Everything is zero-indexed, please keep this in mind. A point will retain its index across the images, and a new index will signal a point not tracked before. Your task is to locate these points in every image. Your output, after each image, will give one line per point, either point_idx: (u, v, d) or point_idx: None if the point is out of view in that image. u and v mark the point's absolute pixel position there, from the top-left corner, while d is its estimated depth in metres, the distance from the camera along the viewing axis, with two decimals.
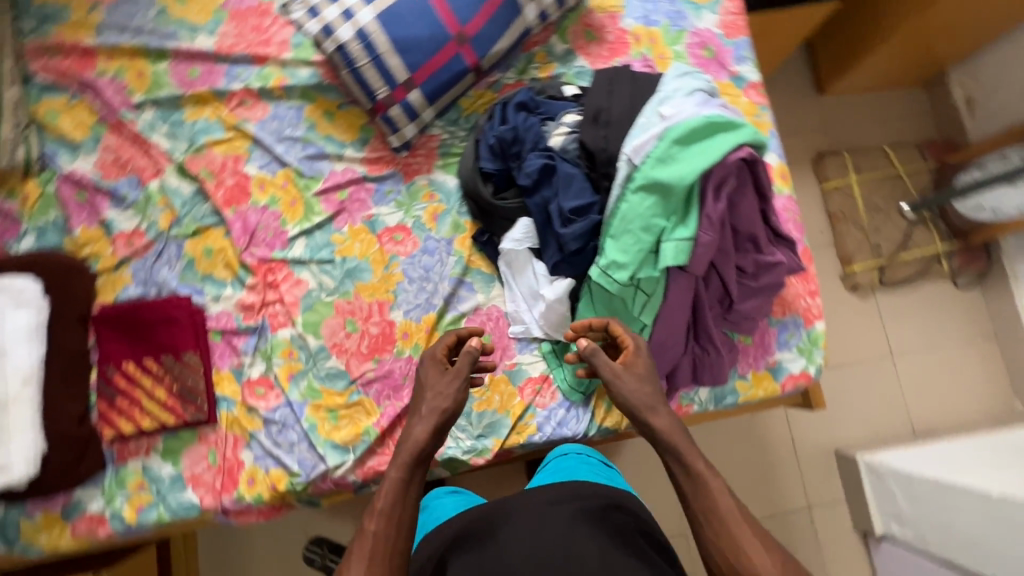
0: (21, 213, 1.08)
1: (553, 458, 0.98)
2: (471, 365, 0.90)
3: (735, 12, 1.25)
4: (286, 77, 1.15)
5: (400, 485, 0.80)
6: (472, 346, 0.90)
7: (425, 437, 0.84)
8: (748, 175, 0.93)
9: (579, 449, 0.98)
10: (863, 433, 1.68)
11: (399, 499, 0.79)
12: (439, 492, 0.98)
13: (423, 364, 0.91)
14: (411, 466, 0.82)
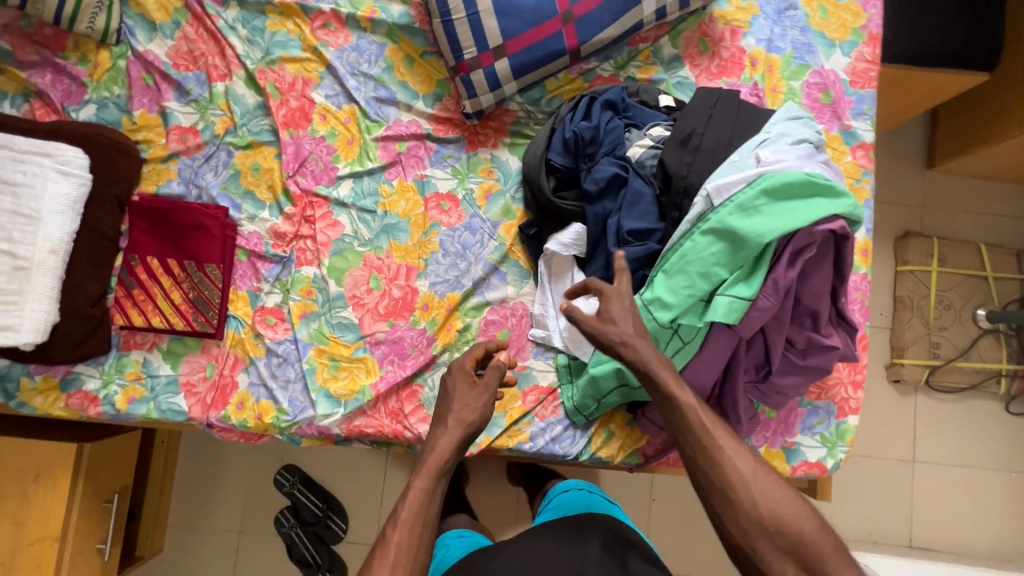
0: (88, 80, 1.07)
1: (556, 499, 1.00)
2: (499, 379, 0.88)
3: (871, 59, 1.11)
4: (377, 10, 1.09)
5: (423, 496, 0.76)
6: (501, 360, 0.88)
7: (450, 449, 0.81)
8: (830, 248, 0.84)
9: (580, 486, 1.00)
10: (856, 529, 1.61)
11: (419, 510, 0.75)
12: (449, 535, 1.00)
13: (451, 374, 0.89)
14: (436, 478, 0.78)
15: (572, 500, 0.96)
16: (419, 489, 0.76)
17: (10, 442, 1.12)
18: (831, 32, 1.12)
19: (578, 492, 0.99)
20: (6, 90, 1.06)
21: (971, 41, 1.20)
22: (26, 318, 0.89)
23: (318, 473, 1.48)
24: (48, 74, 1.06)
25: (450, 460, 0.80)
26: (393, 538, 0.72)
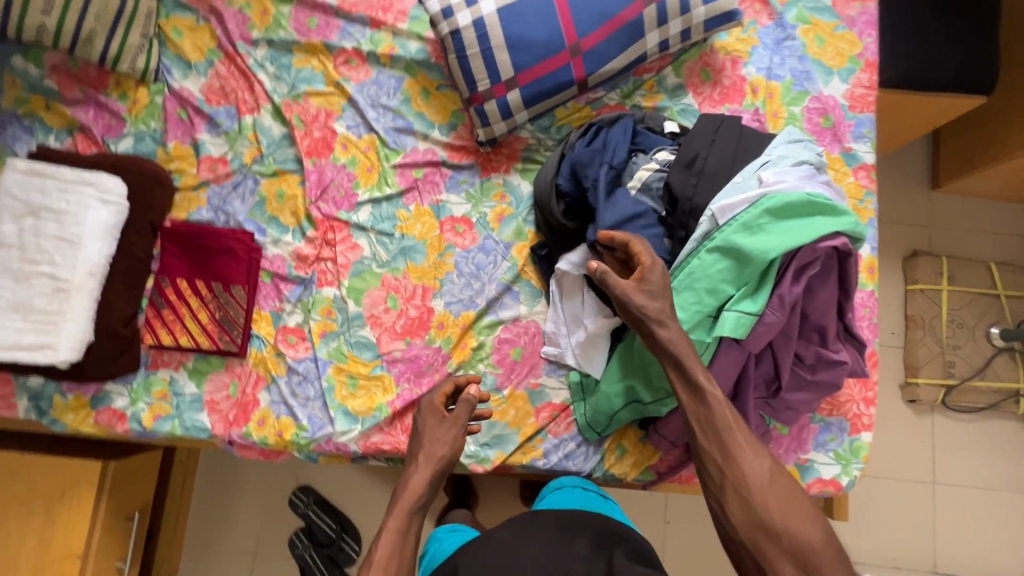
0: (127, 115, 1.14)
1: (548, 493, 0.99)
2: (469, 412, 0.93)
3: (868, 86, 1.16)
4: (395, 47, 1.16)
5: (397, 537, 0.81)
6: (471, 394, 0.92)
7: (422, 487, 0.86)
8: (834, 265, 0.87)
9: (574, 483, 0.99)
10: (878, 554, 1.57)
11: (393, 548, 0.80)
12: (441, 530, 1.02)
13: (421, 411, 0.94)
14: (407, 516, 0.83)
15: (564, 498, 0.95)
16: (392, 529, 0.82)
17: (38, 459, 1.16)
18: (828, 60, 1.17)
19: (571, 489, 0.98)
20: (52, 125, 1.13)
21: (968, 67, 1.24)
22: (64, 337, 0.93)
23: (333, 494, 1.50)
24: (90, 110, 1.14)
25: (424, 496, 0.86)
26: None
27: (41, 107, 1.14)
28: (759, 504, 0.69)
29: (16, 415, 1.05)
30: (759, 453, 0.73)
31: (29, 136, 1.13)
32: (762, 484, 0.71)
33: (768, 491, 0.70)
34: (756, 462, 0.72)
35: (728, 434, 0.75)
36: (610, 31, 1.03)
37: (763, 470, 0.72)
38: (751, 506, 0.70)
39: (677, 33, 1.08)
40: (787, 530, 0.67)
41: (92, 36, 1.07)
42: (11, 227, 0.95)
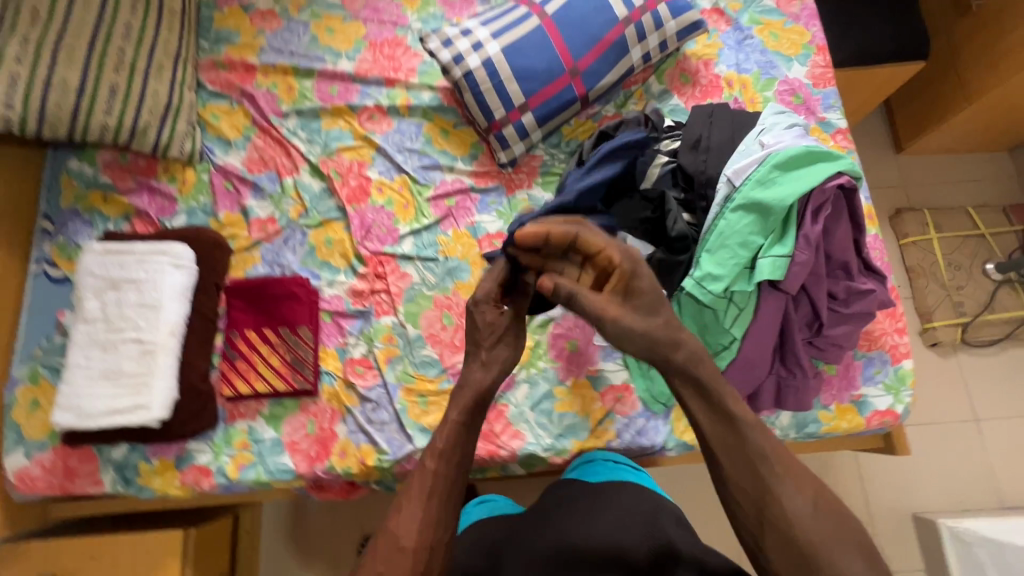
0: (178, 195, 1.25)
1: (580, 465, 1.04)
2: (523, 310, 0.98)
3: (824, 65, 1.33)
4: (410, 98, 1.31)
5: (460, 429, 0.82)
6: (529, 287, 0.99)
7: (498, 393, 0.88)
8: (843, 204, 0.98)
9: (607, 457, 1.04)
10: (944, 500, 1.59)
11: (455, 445, 0.80)
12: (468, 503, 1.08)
13: (479, 307, 0.93)
14: (471, 412, 0.84)
15: (596, 472, 1.00)
16: (454, 422, 0.82)
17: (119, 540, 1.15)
18: (785, 50, 1.34)
19: (604, 463, 1.02)
20: (110, 215, 1.23)
21: (904, 37, 1.42)
22: (155, 396, 0.99)
23: None
24: (144, 196, 1.24)
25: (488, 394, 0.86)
26: (429, 467, 0.79)
27: (98, 201, 1.24)
28: (800, 539, 0.68)
29: (103, 489, 1.08)
30: (801, 489, 0.71)
31: (91, 228, 1.22)
32: (806, 524, 0.69)
33: (811, 526, 0.69)
34: (798, 499, 0.70)
35: (767, 467, 0.72)
36: (600, 52, 1.20)
37: (806, 504, 0.70)
38: (791, 541, 0.69)
39: (656, 45, 1.25)
40: (825, 565, 0.67)
41: (147, 128, 1.18)
42: (95, 303, 1.03)
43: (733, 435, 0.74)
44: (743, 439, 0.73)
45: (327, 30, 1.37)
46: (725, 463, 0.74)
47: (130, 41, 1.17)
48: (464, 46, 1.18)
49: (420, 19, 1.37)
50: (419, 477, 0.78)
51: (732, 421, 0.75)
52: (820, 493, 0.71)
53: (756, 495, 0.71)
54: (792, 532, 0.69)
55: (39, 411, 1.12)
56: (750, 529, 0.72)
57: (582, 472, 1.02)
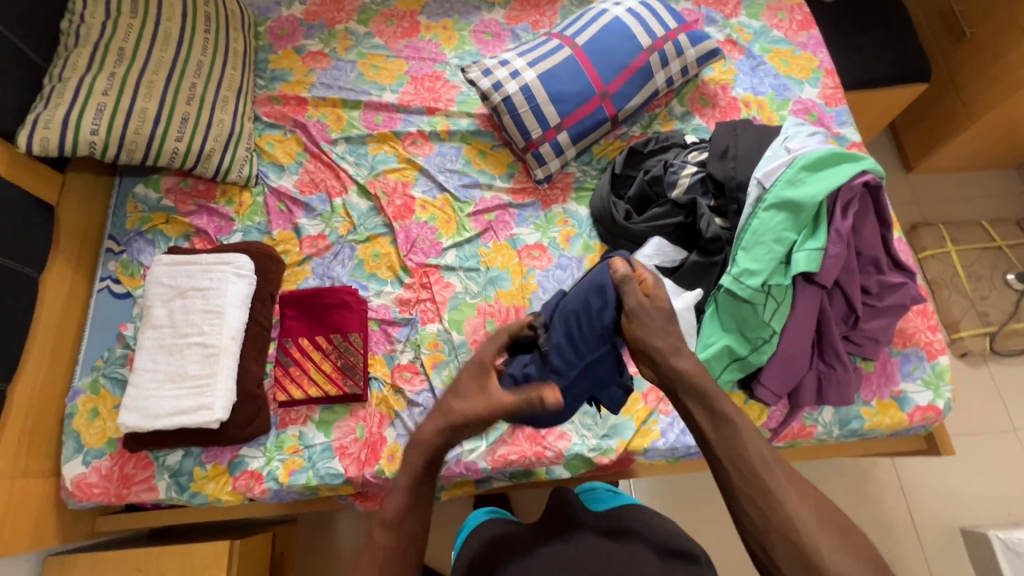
0: (235, 216, 1.33)
1: (585, 491, 0.98)
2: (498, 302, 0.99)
3: (834, 86, 1.42)
4: (450, 124, 1.41)
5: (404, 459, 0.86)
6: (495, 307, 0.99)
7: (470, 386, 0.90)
8: (869, 201, 1.06)
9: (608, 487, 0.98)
10: (992, 516, 1.53)
11: (403, 514, 0.81)
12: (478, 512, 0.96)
13: None
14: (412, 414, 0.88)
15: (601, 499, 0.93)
16: (402, 488, 0.83)
17: (159, 552, 1.12)
18: (796, 74, 1.43)
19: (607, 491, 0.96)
20: (171, 235, 1.31)
21: (906, 61, 1.52)
22: (216, 397, 1.08)
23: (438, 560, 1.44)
24: (204, 216, 1.33)
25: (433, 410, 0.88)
26: (379, 541, 0.79)
27: (161, 221, 1.32)
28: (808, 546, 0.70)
29: (157, 495, 1.11)
30: (802, 496, 0.74)
31: (153, 247, 1.30)
32: (812, 529, 0.71)
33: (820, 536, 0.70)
34: (803, 506, 0.73)
35: (772, 477, 0.74)
36: (628, 77, 1.32)
37: (809, 510, 0.73)
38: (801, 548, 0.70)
39: (678, 71, 1.35)
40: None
41: (212, 153, 1.29)
42: (162, 310, 1.15)
43: (735, 444, 0.77)
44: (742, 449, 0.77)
45: (372, 67, 1.47)
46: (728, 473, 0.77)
47: (201, 77, 1.31)
48: (503, 75, 1.30)
49: (457, 56, 1.49)
50: (370, 551, 0.79)
51: (731, 424, 0.78)
52: (821, 503, 0.74)
53: (762, 503, 0.73)
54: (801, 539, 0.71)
55: (98, 419, 1.15)
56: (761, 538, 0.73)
57: (588, 494, 0.96)
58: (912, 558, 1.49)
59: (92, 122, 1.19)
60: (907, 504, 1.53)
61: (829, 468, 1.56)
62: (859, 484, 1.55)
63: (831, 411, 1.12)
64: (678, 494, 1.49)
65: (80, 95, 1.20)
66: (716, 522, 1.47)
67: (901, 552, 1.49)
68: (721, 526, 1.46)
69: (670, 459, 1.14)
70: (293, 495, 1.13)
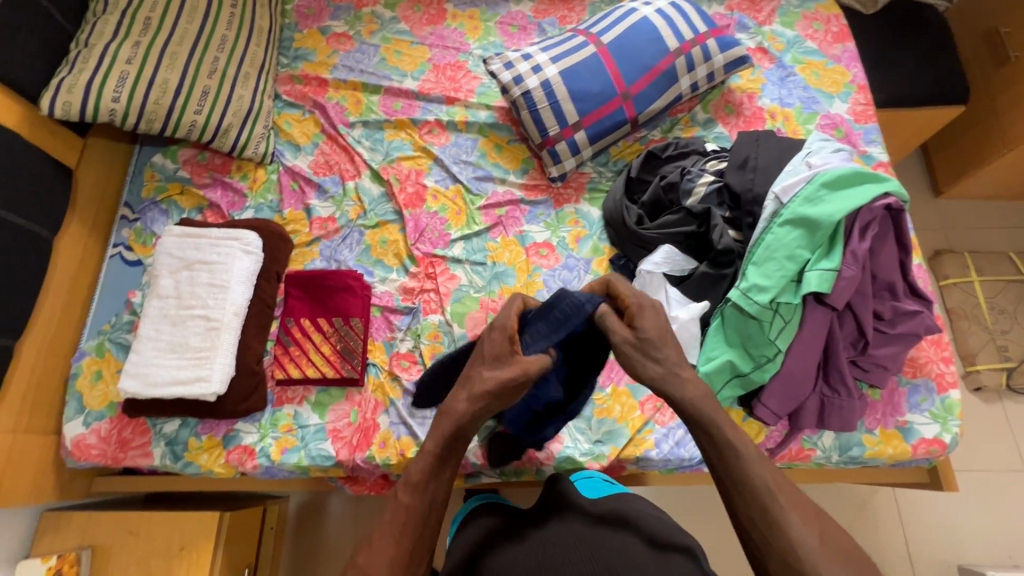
0: (248, 192, 1.34)
1: (579, 479, 1.03)
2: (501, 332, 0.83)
3: (865, 103, 1.37)
4: (468, 116, 1.40)
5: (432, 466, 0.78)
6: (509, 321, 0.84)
7: None
8: (890, 224, 1.03)
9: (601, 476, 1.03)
10: (993, 556, 1.48)
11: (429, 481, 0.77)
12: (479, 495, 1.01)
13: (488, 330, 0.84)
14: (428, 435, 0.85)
15: (594, 488, 0.99)
16: (430, 454, 0.78)
17: (152, 518, 1.14)
18: (827, 88, 1.39)
19: (598, 480, 1.01)
20: (184, 206, 1.33)
21: (943, 82, 1.47)
22: (215, 370, 1.09)
23: None
24: (218, 191, 1.34)
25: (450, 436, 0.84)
26: (403, 501, 0.76)
27: (176, 192, 1.33)
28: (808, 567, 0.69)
29: (152, 462, 1.12)
30: (805, 521, 0.72)
31: (166, 217, 1.31)
32: (815, 553, 0.69)
33: (822, 558, 0.69)
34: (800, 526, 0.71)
35: (773, 500, 0.73)
36: (652, 79, 1.29)
37: (810, 534, 0.71)
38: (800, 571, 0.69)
39: (704, 76, 1.32)
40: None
41: (229, 128, 1.29)
42: (169, 281, 1.16)
43: (738, 467, 0.75)
44: (745, 472, 0.74)
45: (395, 52, 1.46)
46: (729, 489, 0.76)
47: (224, 52, 1.32)
48: (525, 69, 1.28)
49: (481, 46, 1.47)
50: (392, 510, 0.76)
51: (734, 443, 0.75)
52: (827, 529, 0.72)
53: (764, 526, 0.72)
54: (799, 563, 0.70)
55: (101, 382, 1.17)
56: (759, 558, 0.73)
57: (584, 483, 1.01)
58: None
59: (114, 90, 1.20)
60: (905, 536, 1.50)
61: (826, 492, 1.53)
62: (857, 511, 1.52)
63: (831, 436, 1.09)
64: (669, 504, 1.48)
65: (104, 61, 1.21)
66: (705, 537, 1.45)
67: None
68: (710, 541, 1.44)
69: (663, 470, 1.12)
70: (283, 473, 1.13)
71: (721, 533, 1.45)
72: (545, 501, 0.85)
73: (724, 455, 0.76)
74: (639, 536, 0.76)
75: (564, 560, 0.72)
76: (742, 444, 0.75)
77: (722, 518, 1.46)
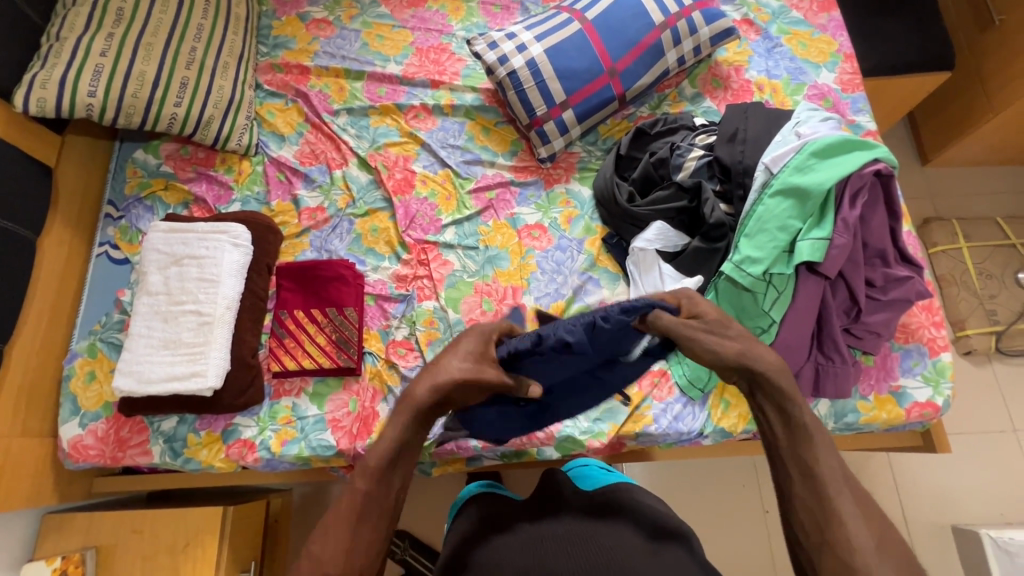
0: (233, 185, 1.32)
1: (575, 466, 0.98)
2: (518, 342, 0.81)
3: (852, 72, 1.36)
4: (454, 99, 1.38)
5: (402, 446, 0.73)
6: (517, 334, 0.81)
7: None
8: (880, 190, 1.04)
9: (598, 463, 0.97)
10: (984, 515, 1.52)
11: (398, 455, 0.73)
12: (469, 487, 0.94)
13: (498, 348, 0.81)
14: None
15: (589, 476, 0.92)
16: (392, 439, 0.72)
17: (156, 516, 1.14)
18: (813, 58, 1.38)
19: (595, 468, 0.95)
20: (170, 202, 1.30)
21: (930, 47, 1.46)
22: (210, 365, 1.08)
23: (428, 536, 1.44)
24: (202, 184, 1.31)
25: None
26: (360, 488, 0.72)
27: (160, 188, 1.31)
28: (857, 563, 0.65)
29: (152, 460, 1.12)
30: (864, 516, 0.68)
31: (151, 213, 1.29)
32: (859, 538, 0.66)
33: (875, 562, 0.65)
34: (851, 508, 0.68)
35: (836, 490, 0.69)
36: (638, 54, 1.28)
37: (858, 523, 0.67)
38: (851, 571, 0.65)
39: (690, 50, 1.31)
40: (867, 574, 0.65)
41: (211, 120, 1.27)
42: (158, 277, 1.14)
43: (804, 452, 0.72)
44: (811, 458, 0.71)
45: (377, 37, 1.44)
46: (790, 475, 0.72)
47: (201, 41, 1.29)
48: (509, 48, 1.26)
49: (464, 28, 1.45)
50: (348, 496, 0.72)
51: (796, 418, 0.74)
52: (877, 526, 0.68)
53: (821, 516, 0.68)
54: (853, 559, 0.65)
55: (95, 382, 1.16)
56: (806, 548, 0.69)
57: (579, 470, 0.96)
58: None
59: (89, 85, 1.17)
60: (899, 500, 1.53)
61: None
62: None
63: (827, 404, 1.11)
64: (669, 480, 1.50)
65: (77, 55, 1.18)
66: (706, 510, 1.47)
67: None
68: (711, 513, 1.47)
69: (662, 444, 1.13)
70: (285, 465, 1.13)
71: (721, 504, 1.47)
72: (541, 492, 0.83)
73: (794, 437, 0.73)
74: (632, 529, 0.74)
75: (556, 553, 0.70)
76: (815, 428, 0.73)
77: (721, 490, 1.48)
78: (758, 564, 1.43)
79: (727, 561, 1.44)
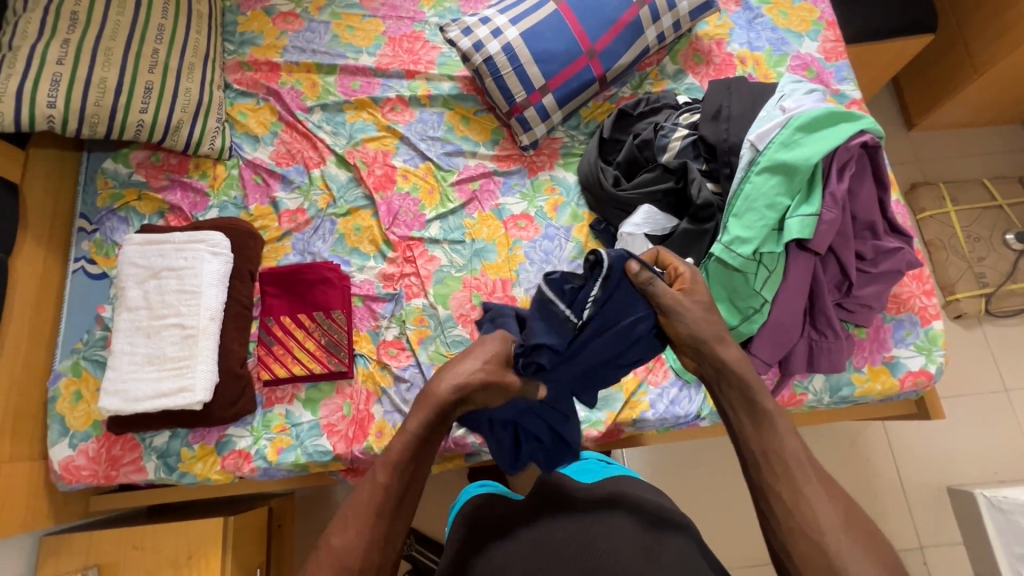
0: (209, 191, 1.28)
1: None
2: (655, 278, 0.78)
3: (835, 39, 1.33)
4: (431, 89, 1.34)
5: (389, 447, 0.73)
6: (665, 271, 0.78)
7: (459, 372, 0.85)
8: (867, 162, 1.03)
9: (598, 458, 0.95)
10: (979, 476, 1.54)
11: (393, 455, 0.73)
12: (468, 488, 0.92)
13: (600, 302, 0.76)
14: None
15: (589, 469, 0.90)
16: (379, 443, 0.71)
17: (158, 531, 1.12)
18: (795, 27, 1.35)
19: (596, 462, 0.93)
20: (145, 212, 1.27)
21: (911, 10, 1.43)
22: (197, 378, 1.06)
23: (433, 531, 1.45)
24: (177, 192, 1.28)
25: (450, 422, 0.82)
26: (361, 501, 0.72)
27: (133, 199, 1.27)
28: (829, 547, 0.63)
29: (147, 476, 1.11)
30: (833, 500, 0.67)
31: (126, 225, 1.25)
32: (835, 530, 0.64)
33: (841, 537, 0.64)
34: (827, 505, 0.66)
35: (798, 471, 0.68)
36: (616, 33, 1.24)
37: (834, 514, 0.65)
38: None
39: (670, 26, 1.28)
40: None
41: (180, 125, 1.22)
42: (137, 291, 1.12)
43: (769, 442, 0.71)
44: (776, 449, 0.70)
45: (347, 28, 1.39)
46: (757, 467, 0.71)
47: (163, 43, 1.24)
48: (484, 33, 1.23)
49: (436, 14, 1.40)
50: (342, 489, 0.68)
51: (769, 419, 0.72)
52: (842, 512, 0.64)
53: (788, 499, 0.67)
54: (823, 542, 0.64)
55: (82, 402, 1.14)
56: (777, 536, 0.68)
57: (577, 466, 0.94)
58: (899, 518, 1.51)
59: (48, 95, 1.13)
60: (895, 466, 1.55)
61: (819, 431, 1.58)
62: (848, 446, 1.57)
63: (822, 379, 1.11)
64: (668, 461, 1.51)
65: (33, 64, 1.13)
66: (706, 488, 1.48)
67: (888, 512, 1.51)
68: (712, 491, 1.48)
69: (660, 429, 1.13)
70: (283, 473, 1.12)
71: (721, 480, 1.49)
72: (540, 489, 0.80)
73: (759, 424, 0.72)
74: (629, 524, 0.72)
75: (555, 557, 0.68)
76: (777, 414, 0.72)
77: (720, 468, 1.50)
78: (760, 538, 1.44)
79: (731, 538, 1.45)
